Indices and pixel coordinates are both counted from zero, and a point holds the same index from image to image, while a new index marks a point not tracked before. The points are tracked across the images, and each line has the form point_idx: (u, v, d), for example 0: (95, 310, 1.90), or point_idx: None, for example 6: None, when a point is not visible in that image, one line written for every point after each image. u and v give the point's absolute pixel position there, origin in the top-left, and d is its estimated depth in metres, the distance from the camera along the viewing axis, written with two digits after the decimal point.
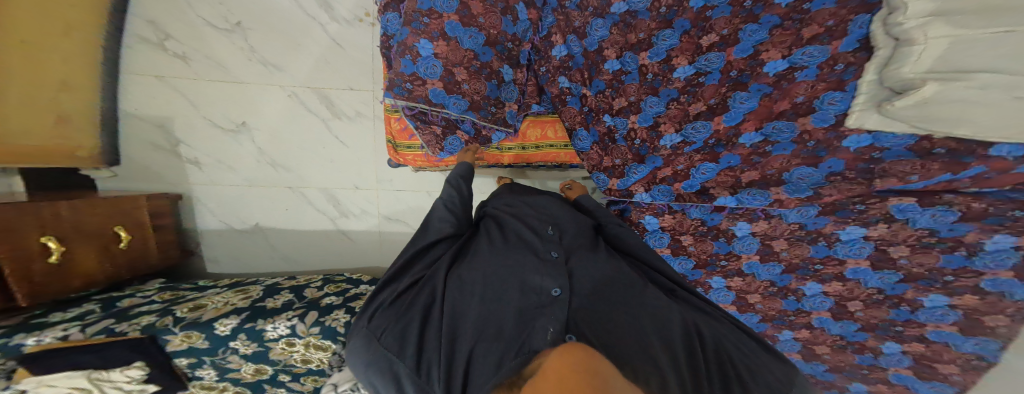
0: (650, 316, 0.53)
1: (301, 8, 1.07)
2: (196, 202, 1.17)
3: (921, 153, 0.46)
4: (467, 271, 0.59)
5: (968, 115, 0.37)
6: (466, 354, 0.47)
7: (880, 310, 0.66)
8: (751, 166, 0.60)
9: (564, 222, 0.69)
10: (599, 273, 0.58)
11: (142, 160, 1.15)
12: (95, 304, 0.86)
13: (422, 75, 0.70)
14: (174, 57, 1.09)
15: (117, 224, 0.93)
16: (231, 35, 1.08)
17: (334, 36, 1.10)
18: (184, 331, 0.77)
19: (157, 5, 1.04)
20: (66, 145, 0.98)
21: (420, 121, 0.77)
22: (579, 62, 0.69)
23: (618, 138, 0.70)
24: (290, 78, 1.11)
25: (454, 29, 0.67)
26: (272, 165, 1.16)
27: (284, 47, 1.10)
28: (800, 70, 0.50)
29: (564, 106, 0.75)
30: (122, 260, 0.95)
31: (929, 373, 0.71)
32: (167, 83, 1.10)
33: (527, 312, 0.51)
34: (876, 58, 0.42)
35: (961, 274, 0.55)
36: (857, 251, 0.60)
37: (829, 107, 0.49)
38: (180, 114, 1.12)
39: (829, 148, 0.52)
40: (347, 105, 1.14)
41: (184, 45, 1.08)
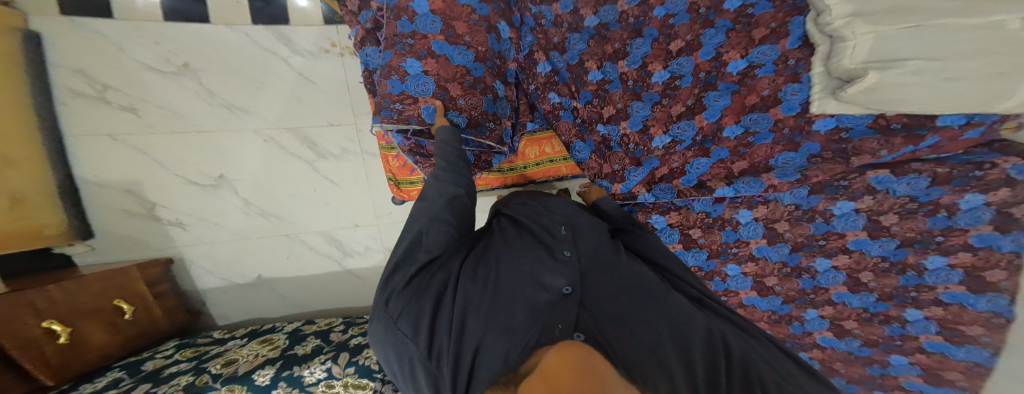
0: (667, 318, 0.50)
1: (261, 46, 1.02)
2: (190, 264, 1.13)
3: (879, 129, 0.51)
4: (479, 268, 0.58)
5: (909, 97, 0.43)
6: (475, 345, 0.47)
7: (890, 277, 0.62)
8: (739, 157, 0.62)
9: (580, 223, 0.67)
10: (614, 273, 0.56)
11: (118, 229, 1.09)
12: (118, 372, 0.86)
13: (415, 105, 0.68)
14: (121, 110, 1.01)
15: (116, 296, 0.90)
16: (180, 78, 1.01)
17: (301, 70, 1.06)
18: (227, 385, 0.76)
19: (83, 52, 0.95)
20: (26, 225, 0.92)
21: (419, 155, 0.76)
22: (564, 77, 0.70)
23: (613, 145, 0.73)
24: (260, 120, 1.07)
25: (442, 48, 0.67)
26: (263, 216, 1.13)
27: (247, 89, 1.04)
28: (759, 67, 0.55)
29: (559, 121, 0.76)
30: (131, 330, 0.94)
31: (959, 338, 0.61)
32: (122, 142, 1.03)
33: (538, 308, 0.49)
34: (817, 53, 0.49)
35: (950, 233, 0.53)
36: (852, 224, 0.60)
37: (792, 98, 0.54)
38: (148, 175, 1.06)
39: (803, 133, 0.55)
40: (329, 143, 1.11)
41: (128, 95, 1.00)
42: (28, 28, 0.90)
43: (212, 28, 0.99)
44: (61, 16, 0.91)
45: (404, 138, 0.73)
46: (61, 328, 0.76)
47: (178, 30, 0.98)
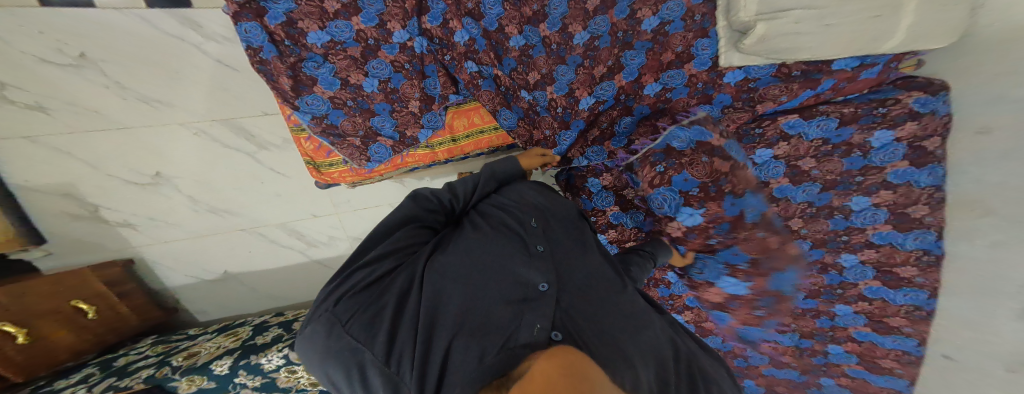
0: (626, 315, 0.58)
1: (167, 33, 0.85)
2: (151, 262, 1.13)
3: (782, 77, 0.65)
4: (446, 262, 0.59)
5: (803, 41, 0.53)
6: (442, 347, 0.46)
7: (834, 162, 0.71)
8: (660, 112, 0.73)
9: (552, 218, 0.73)
10: (582, 273, 0.63)
11: (71, 233, 1.07)
12: (92, 368, 0.94)
13: (323, 88, 0.68)
14: (26, 109, 0.86)
15: (75, 298, 0.92)
16: (81, 71, 0.85)
17: (220, 57, 0.92)
18: (186, 376, 0.83)
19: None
20: None
21: (334, 136, 0.75)
22: (482, 45, 0.67)
23: (540, 111, 0.75)
24: (185, 112, 0.97)
25: (345, 29, 0.62)
26: (213, 211, 1.11)
27: (161, 79, 0.91)
28: (668, 25, 0.63)
29: (479, 91, 0.73)
30: (100, 328, 1.00)
31: (895, 281, 0.82)
32: (43, 144, 0.92)
33: (514, 302, 0.53)
34: (722, 7, 0.59)
35: (867, 173, 0.71)
36: (773, 171, 0.75)
37: (703, 53, 0.64)
38: (81, 177, 1.00)
39: (715, 86, 0.68)
40: (267, 133, 1.06)
41: (28, 92, 0.84)
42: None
43: (99, 15, 0.79)
44: None
45: (312, 117, 0.71)
46: (15, 329, 0.78)
47: (57, 17, 0.76)
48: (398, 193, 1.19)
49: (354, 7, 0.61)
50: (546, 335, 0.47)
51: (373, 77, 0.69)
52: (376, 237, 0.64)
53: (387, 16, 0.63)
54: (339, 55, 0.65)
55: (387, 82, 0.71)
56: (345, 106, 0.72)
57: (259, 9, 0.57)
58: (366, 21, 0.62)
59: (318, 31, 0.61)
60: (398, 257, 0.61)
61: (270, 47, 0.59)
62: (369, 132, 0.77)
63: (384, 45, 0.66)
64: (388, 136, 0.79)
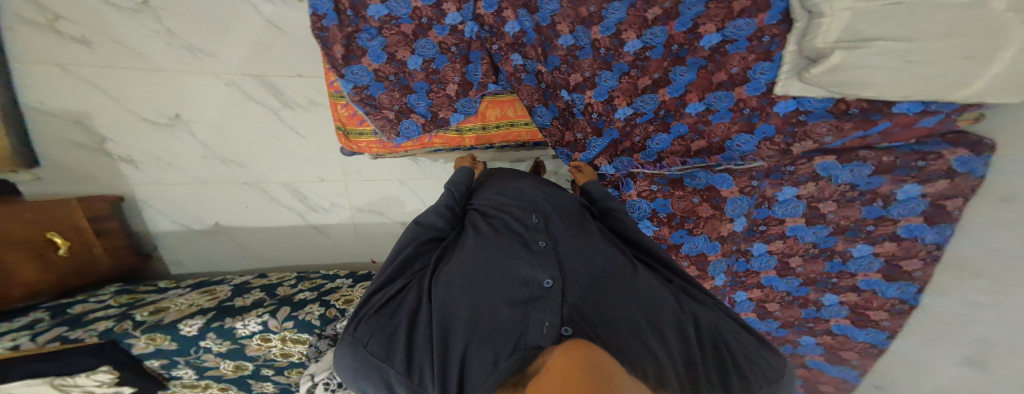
0: (645, 299, 0.50)
1: None
2: (143, 205, 1.09)
3: (838, 114, 0.57)
4: (450, 266, 0.55)
5: (868, 80, 0.46)
6: (458, 355, 0.42)
7: (852, 208, 0.69)
8: (699, 135, 0.68)
9: (550, 209, 0.68)
10: (589, 259, 0.57)
11: (66, 160, 1.02)
12: (42, 311, 0.81)
13: (370, 60, 0.68)
14: (74, 42, 0.92)
15: (50, 229, 0.85)
16: (139, 16, 0.92)
17: (271, 17, 0.97)
18: (146, 334, 0.75)
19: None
20: None
21: (371, 107, 0.74)
22: (531, 39, 0.67)
23: (576, 112, 0.74)
24: (222, 63, 0.99)
25: (403, 5, 0.63)
26: (221, 161, 1.08)
27: (211, 31, 0.96)
28: (731, 43, 0.57)
29: (520, 84, 0.72)
30: (67, 269, 0.90)
31: (863, 321, 0.83)
32: (73, 73, 0.94)
33: (522, 305, 0.48)
34: (796, 29, 0.50)
35: (881, 222, 0.69)
36: (792, 210, 0.73)
37: (760, 77, 0.57)
38: (98, 108, 0.99)
39: (761, 114, 0.61)
40: (296, 93, 1.06)
41: (83, 28, 0.91)
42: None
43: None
44: None
45: (354, 86, 0.70)
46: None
47: None
48: (413, 172, 1.18)
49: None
50: (556, 331, 0.43)
51: (419, 55, 0.68)
52: (387, 261, 0.61)
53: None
54: (393, 30, 0.65)
55: (431, 62, 0.70)
56: (387, 80, 0.71)
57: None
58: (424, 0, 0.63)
59: (378, 4, 0.63)
60: (407, 276, 0.57)
61: (333, 15, 0.62)
62: (401, 107, 0.76)
63: (436, 26, 0.66)
64: (420, 113, 0.77)
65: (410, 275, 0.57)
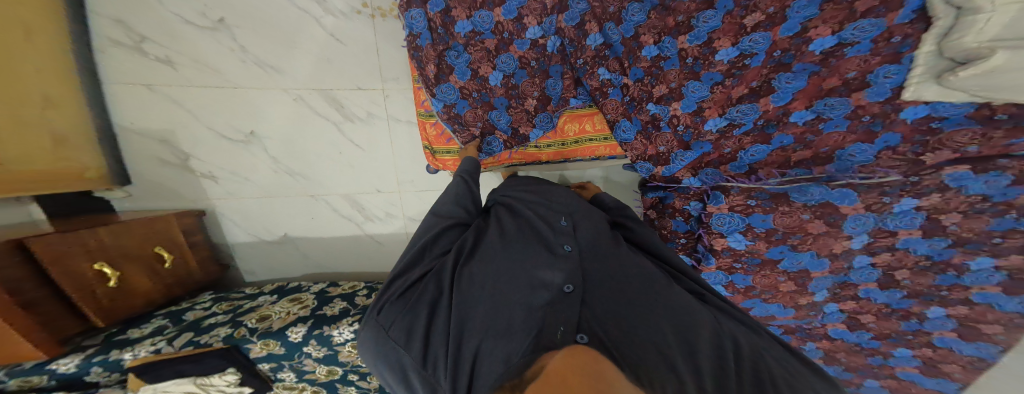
0: (671, 316, 0.50)
1: (295, 5, 1.00)
2: (221, 216, 1.17)
3: (980, 120, 0.54)
4: (474, 265, 0.58)
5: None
6: (474, 350, 0.46)
7: (980, 220, 0.64)
8: (804, 145, 0.70)
9: (579, 215, 0.69)
10: (613, 269, 0.58)
11: (152, 176, 1.12)
12: (164, 319, 0.94)
13: (457, 77, 0.85)
14: (157, 62, 1.01)
15: (158, 245, 0.96)
16: (216, 34, 1.00)
17: (333, 30, 1.04)
18: (261, 340, 0.84)
19: (121, 1, 0.94)
20: (72, 167, 0.94)
21: (458, 124, 0.91)
22: (616, 51, 0.76)
23: (662, 125, 0.80)
24: (291, 80, 1.07)
25: (486, 19, 0.79)
26: (290, 174, 1.15)
27: (279, 47, 1.04)
28: (849, 46, 0.55)
29: (605, 99, 0.82)
30: (170, 279, 1.00)
31: (972, 335, 0.81)
32: (157, 92, 1.03)
33: (538, 308, 0.48)
34: (935, 28, 0.47)
35: (1009, 235, 0.64)
36: (908, 221, 0.69)
37: (884, 81, 0.55)
38: (180, 126, 1.07)
39: (886, 121, 0.60)
40: (356, 106, 1.11)
41: (165, 48, 1.00)
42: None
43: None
44: None
45: (444, 104, 0.88)
46: (112, 272, 0.80)
47: None
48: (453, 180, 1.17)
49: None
50: (571, 339, 0.42)
51: (499, 70, 0.84)
52: (412, 248, 0.66)
53: (526, 10, 0.77)
54: (476, 44, 0.82)
55: (511, 77, 0.85)
56: (471, 97, 0.88)
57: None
58: (506, 15, 0.78)
59: (465, 22, 0.79)
60: (428, 264, 0.61)
61: (427, 34, 0.79)
62: (489, 116, 0.90)
63: (516, 40, 0.80)
64: (502, 130, 0.92)
65: (431, 265, 0.61)
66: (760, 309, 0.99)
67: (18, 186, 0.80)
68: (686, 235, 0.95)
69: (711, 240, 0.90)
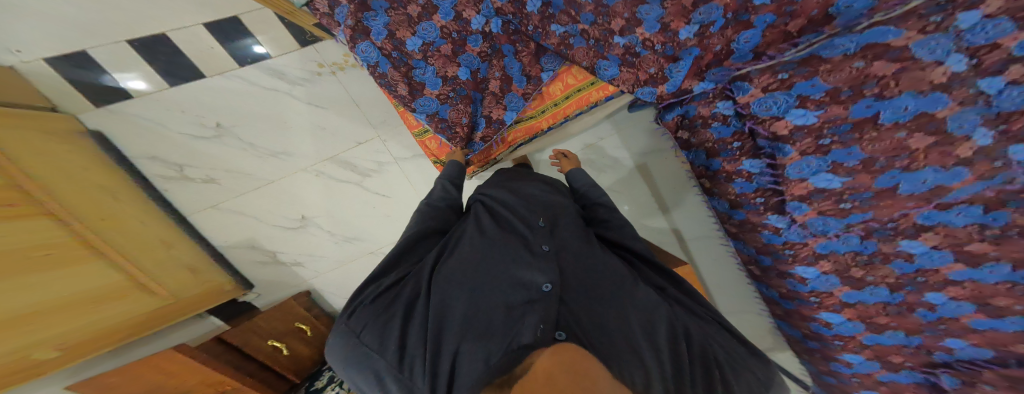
0: (637, 310, 0.55)
1: (266, 87, 1.05)
2: (323, 292, 1.40)
3: None
4: (450, 265, 0.59)
5: None
6: (454, 348, 0.47)
7: None
8: (790, 16, 0.62)
9: (557, 217, 0.73)
10: (587, 267, 0.62)
11: (264, 276, 1.30)
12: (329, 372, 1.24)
13: (430, 88, 0.86)
14: (203, 183, 1.11)
15: (298, 320, 1.25)
16: (220, 139, 1.07)
17: (308, 99, 1.10)
18: None
19: (144, 141, 1.01)
20: (212, 283, 1.15)
21: (445, 128, 0.90)
22: (558, 7, 0.75)
23: (639, 51, 0.76)
24: (303, 159, 1.17)
25: (431, 29, 0.81)
26: (348, 240, 1.32)
27: (275, 132, 1.11)
28: None
29: (572, 49, 0.81)
30: (316, 341, 1.32)
31: None
32: (223, 209, 1.15)
33: (517, 308, 0.52)
34: None
35: None
36: (994, 31, 0.46)
37: None
38: (256, 231, 1.21)
39: None
40: (364, 160, 1.21)
41: (201, 168, 1.09)
42: (90, 128, 0.96)
43: (208, 80, 0.99)
44: (96, 107, 0.94)
45: (427, 114, 0.88)
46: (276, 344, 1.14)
47: (204, 95, 1.00)
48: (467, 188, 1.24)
49: (433, 7, 0.79)
50: (552, 335, 0.46)
51: (465, 67, 0.86)
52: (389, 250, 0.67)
53: (461, 5, 0.79)
54: (433, 54, 0.83)
55: (476, 71, 0.87)
56: (449, 99, 0.88)
57: (366, 28, 0.78)
58: (445, 17, 0.80)
59: (414, 38, 0.81)
60: (401, 270, 0.63)
61: (384, 60, 0.81)
62: (471, 118, 0.91)
63: (467, 36, 0.83)
64: (479, 124, 0.93)
65: (406, 271, 0.63)
66: (908, 180, 0.63)
67: (174, 311, 1.03)
68: (736, 137, 0.81)
69: (768, 128, 0.74)
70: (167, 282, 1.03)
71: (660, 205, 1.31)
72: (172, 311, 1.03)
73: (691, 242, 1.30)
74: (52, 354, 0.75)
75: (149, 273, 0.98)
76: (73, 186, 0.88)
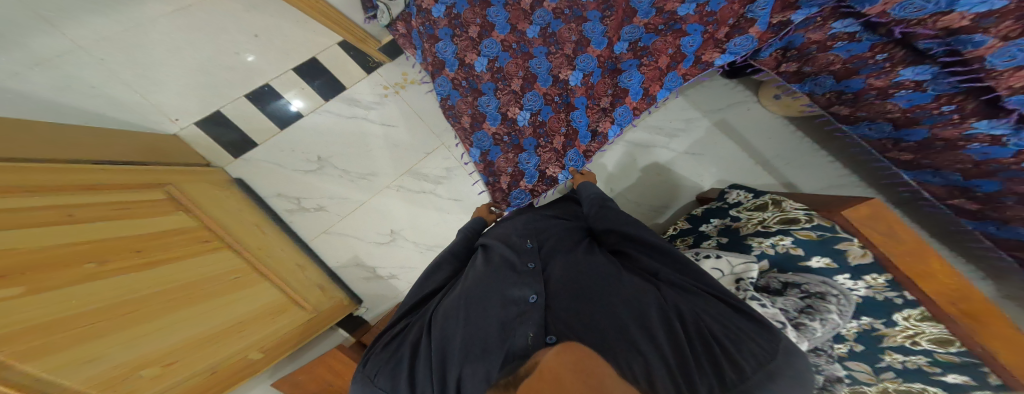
0: (624, 299, 0.50)
1: (344, 117, 1.23)
2: None
3: None
4: (446, 303, 0.61)
5: None
6: (457, 376, 0.48)
7: None
8: None
9: (545, 234, 0.70)
10: (575, 270, 0.58)
11: (371, 290, 1.30)
12: None
13: (489, 123, 0.80)
14: (315, 211, 1.24)
15: None
16: (321, 170, 1.23)
17: (381, 120, 1.26)
18: None
19: (273, 180, 1.19)
20: (333, 302, 1.15)
21: (492, 173, 0.83)
22: None
23: (715, 7, 0.66)
24: (384, 176, 1.28)
25: (493, 45, 0.77)
26: (431, 248, 1.32)
27: (360, 156, 1.25)
28: None
29: (649, 47, 0.72)
30: None
31: None
32: (333, 232, 1.26)
33: (507, 323, 0.51)
34: None
35: None
36: None
37: None
38: (358, 249, 1.28)
39: None
40: (434, 169, 1.30)
41: (314, 198, 1.23)
42: (233, 177, 1.16)
43: (305, 119, 1.20)
44: (237, 159, 1.15)
45: (480, 153, 0.81)
46: None
47: (304, 132, 1.20)
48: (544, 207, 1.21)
49: (490, 23, 0.76)
50: (542, 341, 0.46)
51: (527, 108, 0.78)
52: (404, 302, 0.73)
53: (515, 19, 0.76)
54: (500, 74, 0.78)
55: (538, 114, 0.79)
56: (502, 142, 0.81)
57: (439, 62, 0.78)
58: (502, 30, 0.76)
59: (481, 58, 0.77)
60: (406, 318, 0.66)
61: (452, 91, 0.79)
62: (517, 168, 0.82)
63: (522, 40, 0.76)
64: (529, 178, 0.83)
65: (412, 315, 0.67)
66: None
67: (309, 329, 1.03)
68: (877, 50, 0.65)
69: (932, 27, 0.54)
70: (308, 296, 1.07)
71: (758, 159, 1.08)
72: (308, 327, 1.03)
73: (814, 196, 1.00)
74: (256, 355, 0.86)
75: (294, 289, 1.03)
76: (228, 216, 0.99)
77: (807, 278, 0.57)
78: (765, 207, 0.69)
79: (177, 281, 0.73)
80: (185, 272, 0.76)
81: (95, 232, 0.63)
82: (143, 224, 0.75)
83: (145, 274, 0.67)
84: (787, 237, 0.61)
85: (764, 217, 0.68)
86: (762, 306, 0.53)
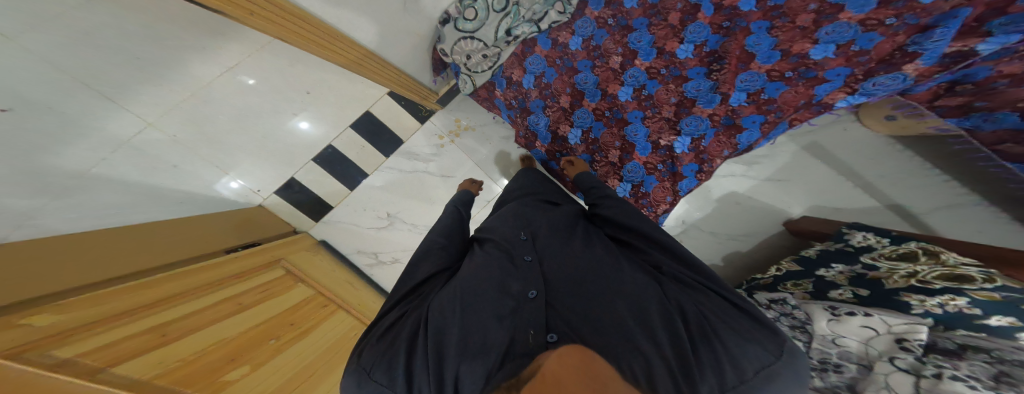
0: (626, 295, 0.49)
1: (405, 171, 1.24)
2: None
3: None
4: (443, 288, 0.56)
5: None
6: (451, 376, 0.43)
7: None
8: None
9: (540, 224, 0.68)
10: (574, 266, 0.56)
11: None
12: None
13: None
14: (391, 263, 1.28)
15: None
16: (393, 225, 1.26)
17: (440, 171, 1.27)
18: None
19: (354, 238, 1.24)
20: None
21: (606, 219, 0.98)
22: (715, 43, 0.66)
23: (862, 45, 0.57)
24: None
25: (586, 116, 0.83)
26: None
27: (423, 208, 1.27)
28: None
29: (771, 100, 0.68)
30: None
31: None
32: None
33: (507, 315, 0.49)
34: None
35: None
36: None
37: None
38: None
39: None
40: None
41: (390, 252, 1.27)
42: (318, 239, 1.22)
43: (372, 178, 1.21)
44: (317, 222, 1.21)
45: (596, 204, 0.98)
46: None
47: (374, 193, 1.22)
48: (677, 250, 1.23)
49: (580, 91, 0.80)
50: (543, 340, 0.46)
51: (627, 179, 0.86)
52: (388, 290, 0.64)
53: (604, 83, 0.77)
54: (596, 144, 0.85)
55: (639, 183, 0.86)
56: None
57: (534, 133, 0.91)
58: (593, 98, 0.80)
59: (576, 130, 0.85)
60: (403, 303, 0.57)
61: (553, 162, 0.94)
62: None
63: (614, 107, 0.80)
64: None
65: (405, 303, 0.57)
66: None
67: None
68: None
69: None
70: None
71: (857, 181, 1.01)
72: None
73: (925, 218, 0.93)
74: None
75: None
76: (332, 279, 1.04)
77: (998, 343, 0.44)
78: (915, 257, 0.64)
79: (317, 351, 0.75)
80: (326, 342, 0.79)
81: (262, 314, 0.67)
82: (293, 299, 0.82)
83: (301, 342, 0.72)
84: (960, 296, 0.52)
85: (916, 268, 0.62)
86: (972, 388, 0.40)
